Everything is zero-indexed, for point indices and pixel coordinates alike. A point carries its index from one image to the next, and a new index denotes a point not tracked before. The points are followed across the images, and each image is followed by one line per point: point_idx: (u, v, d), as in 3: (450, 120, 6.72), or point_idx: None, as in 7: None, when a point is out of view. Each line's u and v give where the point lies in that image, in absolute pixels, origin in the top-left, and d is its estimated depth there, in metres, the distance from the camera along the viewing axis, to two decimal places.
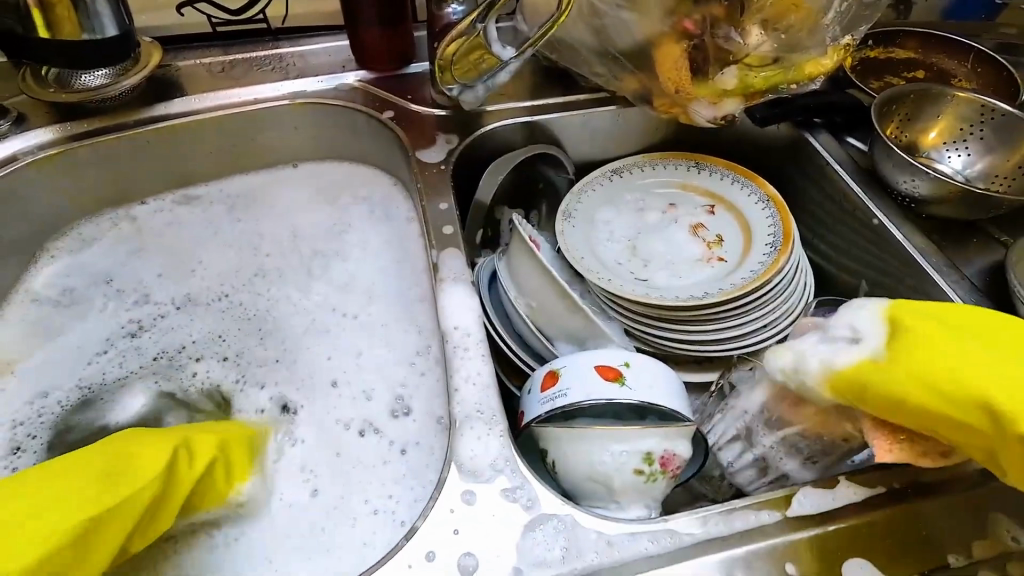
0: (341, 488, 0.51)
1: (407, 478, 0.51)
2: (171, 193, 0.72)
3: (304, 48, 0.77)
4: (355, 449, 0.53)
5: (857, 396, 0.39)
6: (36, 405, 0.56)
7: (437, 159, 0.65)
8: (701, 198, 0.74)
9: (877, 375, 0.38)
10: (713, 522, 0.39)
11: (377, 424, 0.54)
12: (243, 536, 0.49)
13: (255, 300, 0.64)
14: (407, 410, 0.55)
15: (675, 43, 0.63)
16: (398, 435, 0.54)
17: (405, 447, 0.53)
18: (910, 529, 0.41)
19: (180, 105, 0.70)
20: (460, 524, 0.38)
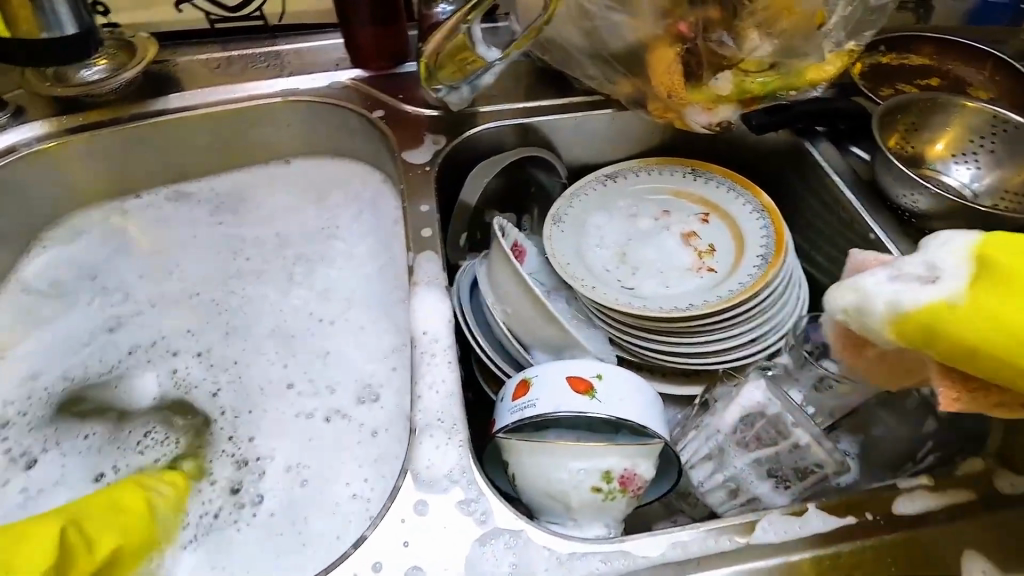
0: (314, 483, 0.51)
1: (380, 461, 0.51)
2: (164, 186, 0.73)
3: (301, 45, 0.77)
4: (324, 438, 0.53)
5: (932, 343, 0.36)
6: (18, 390, 0.57)
7: (423, 160, 0.64)
8: (696, 206, 0.72)
9: (960, 326, 0.35)
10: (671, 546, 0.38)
11: (345, 415, 0.55)
12: (211, 533, 0.49)
13: (235, 293, 0.64)
14: (375, 398, 0.55)
15: (668, 46, 0.61)
16: (368, 420, 0.54)
17: (376, 430, 0.53)
18: (881, 562, 0.39)
19: (176, 101, 0.71)
20: (410, 537, 0.38)
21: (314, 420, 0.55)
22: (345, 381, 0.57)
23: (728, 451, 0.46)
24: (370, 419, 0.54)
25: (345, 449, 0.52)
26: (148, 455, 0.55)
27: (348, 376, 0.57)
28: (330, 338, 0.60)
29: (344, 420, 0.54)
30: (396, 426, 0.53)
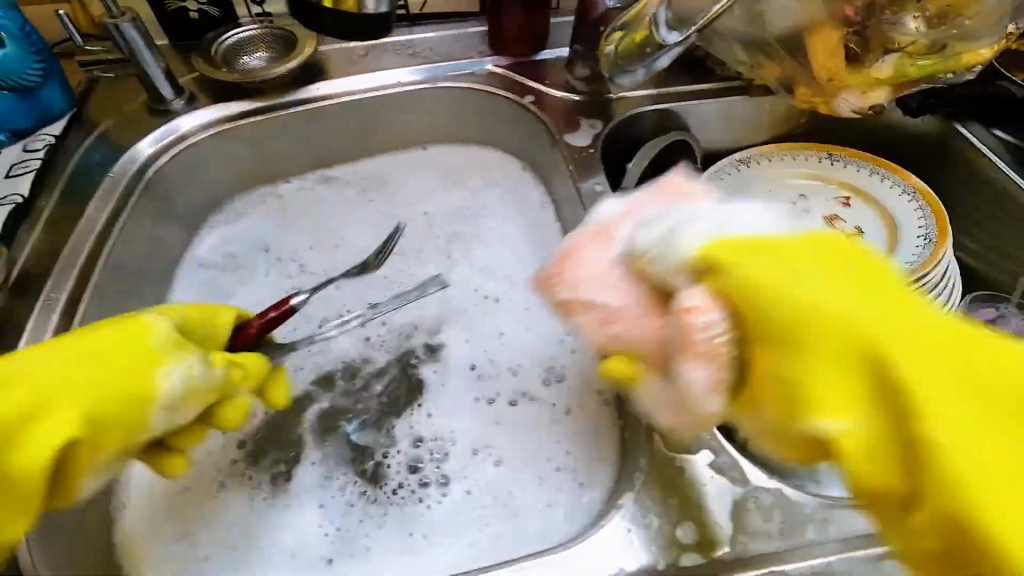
0: (515, 459, 0.52)
1: (579, 435, 0.52)
2: (311, 170, 0.76)
3: (441, 35, 0.79)
4: (517, 414, 0.54)
5: (714, 284, 0.32)
6: None
7: (584, 143, 0.65)
8: (838, 190, 0.73)
9: (742, 262, 0.31)
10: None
11: (532, 395, 0.55)
12: (427, 502, 0.51)
13: (402, 272, 0.66)
14: (561, 378, 0.56)
15: (835, 30, 0.62)
16: (558, 398, 0.55)
17: (568, 408, 0.54)
18: None
19: (329, 87, 0.73)
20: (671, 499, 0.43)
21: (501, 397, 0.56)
22: (527, 362, 0.58)
23: None
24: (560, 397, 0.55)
25: (541, 427, 0.53)
26: (339, 431, 0.56)
27: (529, 352, 0.59)
28: (499, 315, 0.62)
29: (532, 401, 0.55)
30: (587, 403, 0.55)
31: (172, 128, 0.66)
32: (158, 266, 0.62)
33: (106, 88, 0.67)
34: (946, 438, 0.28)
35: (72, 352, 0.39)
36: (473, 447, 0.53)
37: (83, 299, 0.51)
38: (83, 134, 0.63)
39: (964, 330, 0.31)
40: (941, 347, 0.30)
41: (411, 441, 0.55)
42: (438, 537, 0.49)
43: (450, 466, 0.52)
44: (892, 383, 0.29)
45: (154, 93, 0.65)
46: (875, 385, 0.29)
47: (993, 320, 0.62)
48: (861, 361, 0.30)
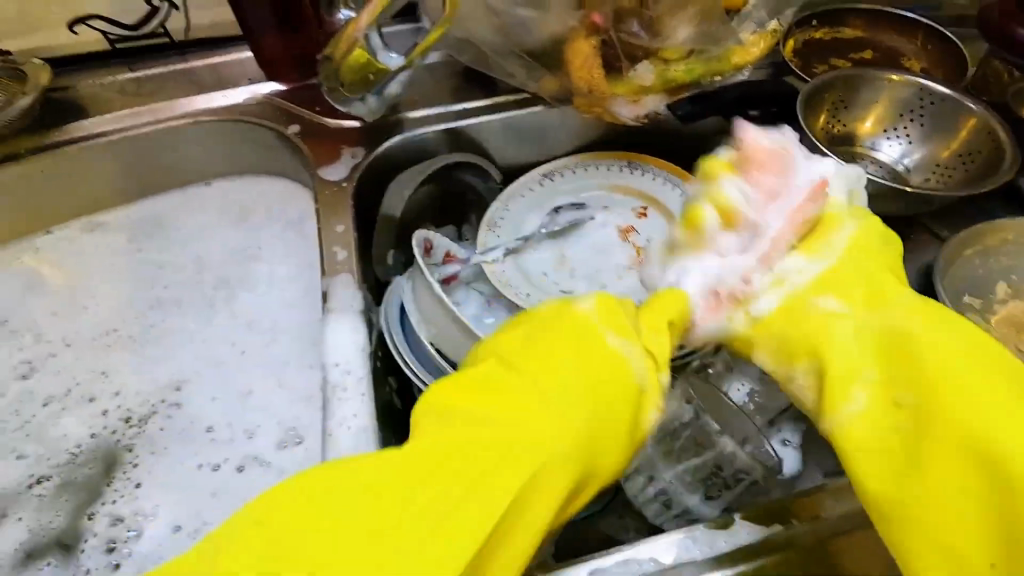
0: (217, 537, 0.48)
1: None
2: (75, 220, 0.69)
3: (211, 61, 0.73)
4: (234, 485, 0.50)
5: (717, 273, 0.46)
6: None
7: (338, 176, 0.61)
8: (634, 199, 0.71)
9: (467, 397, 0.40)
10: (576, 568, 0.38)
11: (262, 461, 0.52)
12: None
13: (149, 326, 0.61)
14: (298, 441, 0.53)
15: (584, 38, 0.59)
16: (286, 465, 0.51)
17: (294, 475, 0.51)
18: None
19: (76, 130, 0.67)
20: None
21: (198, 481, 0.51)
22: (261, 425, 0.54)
23: (658, 461, 0.44)
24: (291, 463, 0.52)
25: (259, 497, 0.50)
26: (35, 529, 0.49)
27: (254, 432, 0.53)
28: (243, 370, 0.58)
29: (260, 467, 0.51)
30: None
31: None
32: None
33: None
34: (975, 443, 0.37)
35: (301, 498, 0.34)
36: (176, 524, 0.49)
37: None
38: None
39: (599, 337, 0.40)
40: (971, 371, 0.39)
41: (122, 512, 0.50)
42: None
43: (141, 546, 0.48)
44: (967, 389, 0.39)
45: None
46: (920, 376, 0.40)
47: None
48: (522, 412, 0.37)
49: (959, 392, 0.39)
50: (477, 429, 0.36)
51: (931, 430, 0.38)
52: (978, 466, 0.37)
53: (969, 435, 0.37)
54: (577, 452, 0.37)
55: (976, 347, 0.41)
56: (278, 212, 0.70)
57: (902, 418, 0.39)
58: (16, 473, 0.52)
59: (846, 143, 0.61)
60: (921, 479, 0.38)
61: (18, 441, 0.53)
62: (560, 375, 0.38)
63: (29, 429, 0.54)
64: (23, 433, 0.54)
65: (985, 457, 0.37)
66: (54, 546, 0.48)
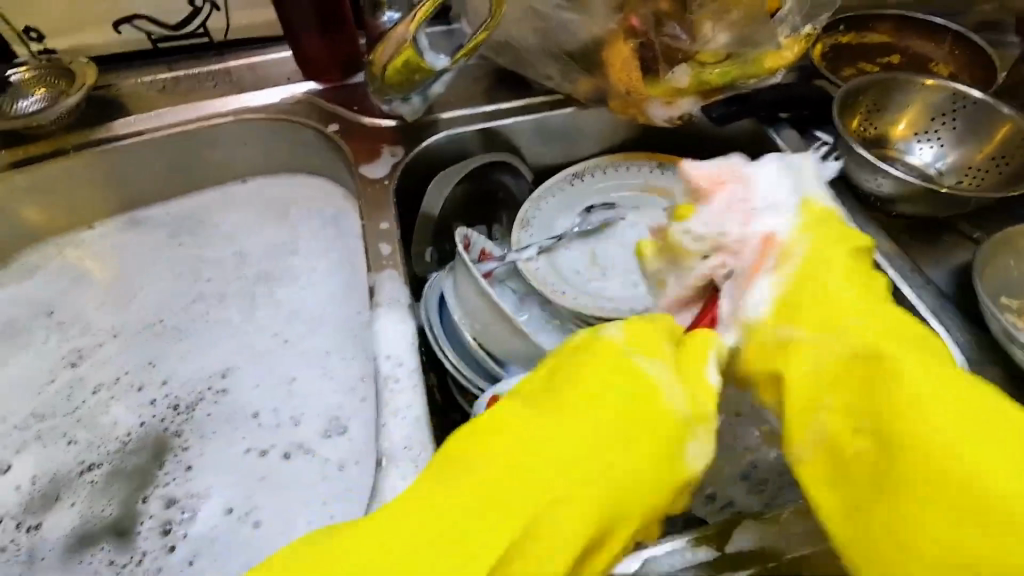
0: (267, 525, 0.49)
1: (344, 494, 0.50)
2: (115, 215, 0.70)
3: (250, 61, 0.74)
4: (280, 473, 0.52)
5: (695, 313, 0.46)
6: None
7: (380, 173, 0.62)
8: (665, 199, 0.72)
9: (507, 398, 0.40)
10: (626, 561, 0.39)
11: (308, 450, 0.53)
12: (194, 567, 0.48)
13: (194, 321, 0.63)
14: (342, 430, 0.54)
15: (623, 41, 0.60)
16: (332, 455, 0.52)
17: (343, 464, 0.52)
18: None
19: (121, 125, 0.68)
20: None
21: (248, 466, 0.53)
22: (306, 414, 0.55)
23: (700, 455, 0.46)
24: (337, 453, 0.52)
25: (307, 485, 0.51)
26: (93, 510, 0.52)
27: (299, 419, 0.55)
28: (283, 364, 0.58)
29: (306, 455, 0.52)
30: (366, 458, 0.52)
31: None
32: None
33: None
34: (930, 430, 0.34)
35: (381, 539, 0.33)
36: (229, 506, 0.51)
37: None
38: None
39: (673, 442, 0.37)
40: (945, 387, 0.36)
41: (173, 494, 0.52)
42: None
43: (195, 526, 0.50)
44: (898, 409, 0.35)
45: None
46: (871, 397, 0.37)
47: None
48: (603, 460, 0.36)
49: (874, 397, 0.36)
50: (574, 445, 0.36)
51: (820, 427, 0.37)
52: (941, 483, 0.33)
53: (894, 458, 0.35)
54: (622, 518, 0.36)
55: (949, 371, 0.37)
56: (314, 209, 0.72)
57: (865, 454, 0.36)
58: (69, 458, 0.55)
59: (879, 146, 0.62)
60: (886, 475, 0.35)
61: (72, 426, 0.56)
62: (644, 407, 0.37)
63: (81, 416, 0.57)
64: (73, 419, 0.57)
65: (954, 480, 0.33)
66: (112, 525, 0.51)
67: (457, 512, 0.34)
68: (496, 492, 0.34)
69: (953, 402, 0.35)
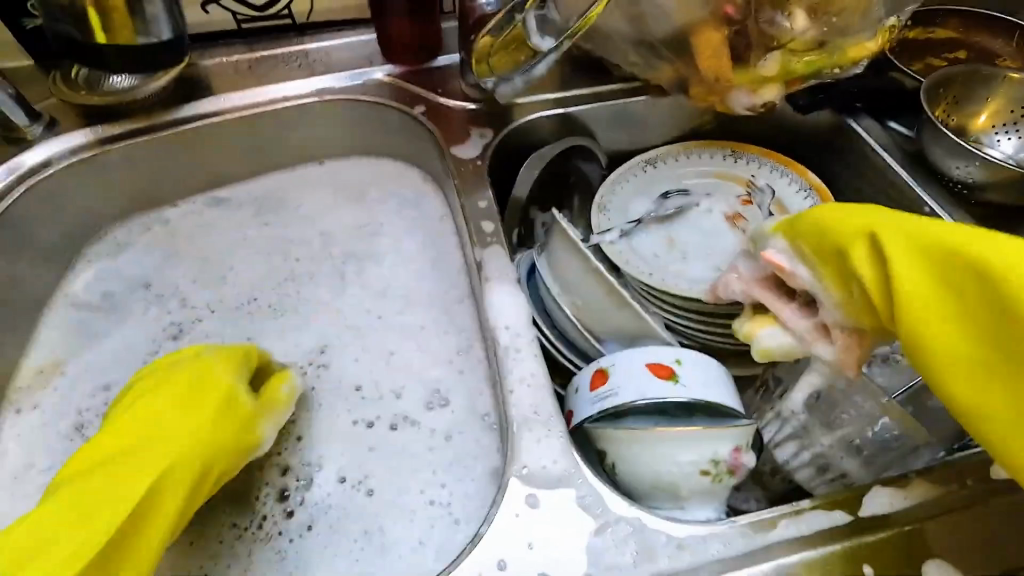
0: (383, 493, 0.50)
1: (458, 463, 0.51)
2: (199, 193, 0.71)
3: (329, 45, 0.76)
4: (391, 442, 0.53)
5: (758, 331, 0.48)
6: (95, 401, 0.57)
7: (472, 154, 0.64)
8: (741, 187, 0.72)
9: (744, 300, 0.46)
10: (785, 526, 0.39)
11: (413, 421, 0.54)
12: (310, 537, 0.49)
13: (288, 297, 0.64)
14: (445, 402, 0.55)
15: (715, 29, 0.60)
16: (438, 425, 0.54)
17: (450, 434, 0.53)
18: (964, 541, 0.40)
19: (206, 106, 0.68)
20: (534, 539, 0.38)
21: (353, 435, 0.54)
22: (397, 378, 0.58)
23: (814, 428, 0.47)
24: (441, 422, 0.54)
25: (418, 455, 0.52)
26: None
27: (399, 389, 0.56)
28: (382, 335, 0.60)
29: (412, 427, 0.54)
30: (473, 429, 0.53)
31: (18, 164, 0.61)
32: (20, 307, 0.59)
33: None
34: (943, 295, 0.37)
35: (65, 497, 0.42)
36: (342, 474, 0.51)
37: None
38: None
39: (244, 418, 0.49)
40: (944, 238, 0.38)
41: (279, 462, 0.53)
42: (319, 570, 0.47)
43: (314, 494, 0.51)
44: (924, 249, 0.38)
45: (8, 123, 0.61)
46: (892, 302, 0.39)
47: None
48: (125, 475, 0.43)
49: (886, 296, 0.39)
50: (146, 436, 0.46)
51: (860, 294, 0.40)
52: (932, 271, 0.37)
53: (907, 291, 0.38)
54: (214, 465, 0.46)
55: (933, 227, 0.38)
56: (395, 190, 0.72)
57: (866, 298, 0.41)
58: None
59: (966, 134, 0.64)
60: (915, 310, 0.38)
61: None
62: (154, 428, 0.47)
63: None
64: None
65: (973, 259, 0.36)
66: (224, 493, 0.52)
67: (59, 511, 0.41)
68: (161, 478, 0.44)
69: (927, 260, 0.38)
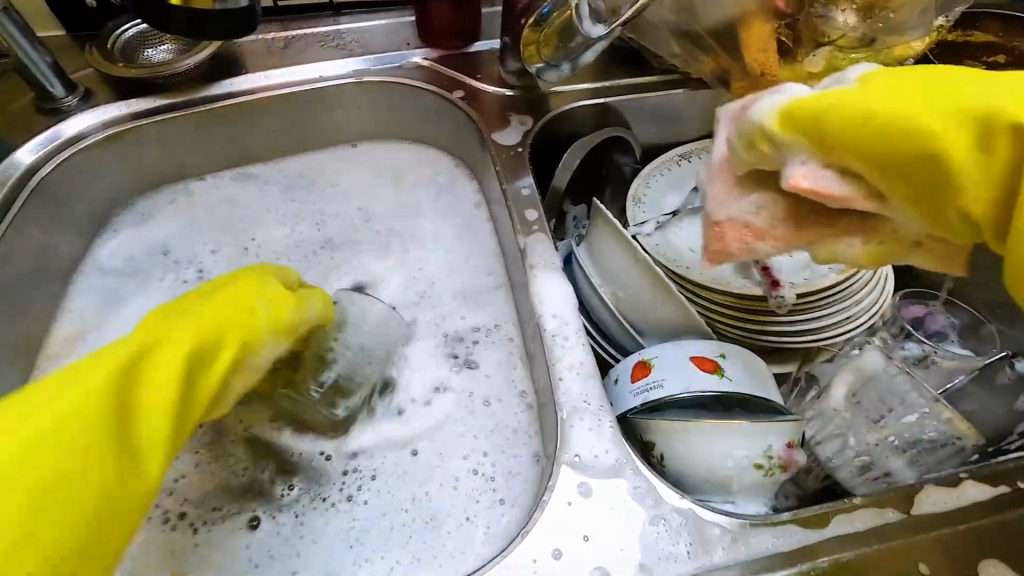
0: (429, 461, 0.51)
1: (498, 430, 0.52)
2: (229, 170, 0.70)
3: (364, 25, 0.75)
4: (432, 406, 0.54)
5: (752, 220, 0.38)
6: None
7: (513, 140, 0.64)
8: None
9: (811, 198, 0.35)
10: (836, 523, 0.40)
11: (449, 385, 0.55)
12: (361, 513, 0.49)
13: (323, 277, 0.63)
14: (475, 364, 0.56)
15: (764, 21, 0.60)
16: (477, 389, 0.55)
17: (487, 400, 0.54)
18: (1011, 543, 0.41)
19: (239, 83, 0.67)
20: (591, 531, 0.38)
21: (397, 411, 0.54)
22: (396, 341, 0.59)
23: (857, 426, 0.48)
24: (477, 393, 0.55)
25: (461, 424, 0.53)
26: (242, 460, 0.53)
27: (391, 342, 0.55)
28: (418, 317, 0.60)
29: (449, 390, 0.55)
30: (511, 415, 0.53)
31: (57, 131, 0.60)
32: (51, 277, 0.58)
33: None
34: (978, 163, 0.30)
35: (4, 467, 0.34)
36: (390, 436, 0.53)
37: None
38: None
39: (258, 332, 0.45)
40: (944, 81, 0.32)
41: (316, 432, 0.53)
42: (375, 551, 0.47)
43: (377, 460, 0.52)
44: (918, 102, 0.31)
45: (42, 91, 0.60)
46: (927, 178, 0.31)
47: (920, 318, 0.61)
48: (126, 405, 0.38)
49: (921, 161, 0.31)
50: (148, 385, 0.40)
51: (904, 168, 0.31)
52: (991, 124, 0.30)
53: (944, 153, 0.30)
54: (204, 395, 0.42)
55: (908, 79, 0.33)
56: (429, 174, 0.71)
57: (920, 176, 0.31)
58: None
59: None
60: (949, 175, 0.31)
61: None
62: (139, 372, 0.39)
63: None
64: None
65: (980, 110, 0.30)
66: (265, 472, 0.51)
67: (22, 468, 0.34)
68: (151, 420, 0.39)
69: (944, 112, 0.31)
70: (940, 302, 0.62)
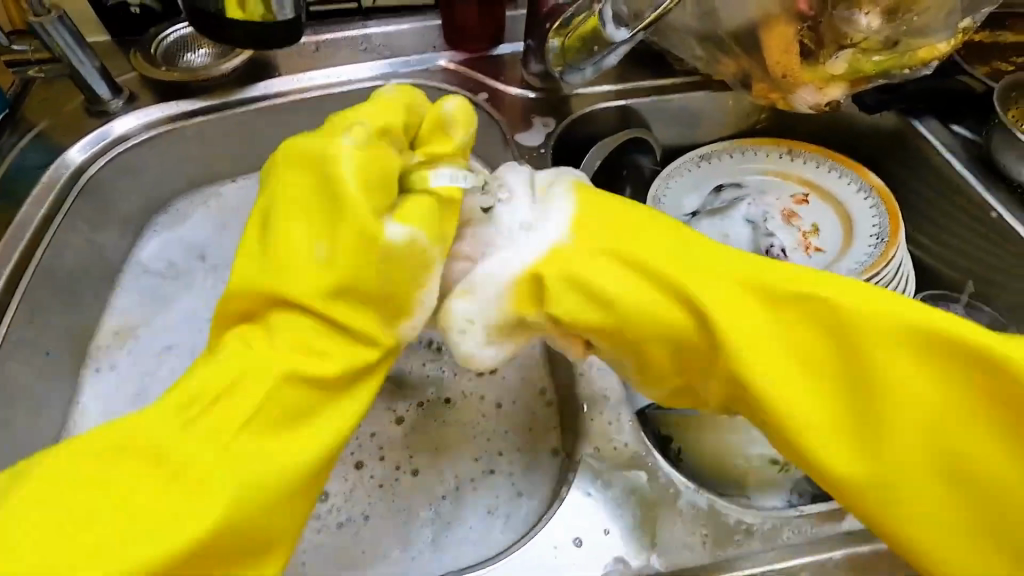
0: (445, 457, 0.52)
1: (511, 432, 0.53)
2: (260, 170, 0.72)
3: (394, 29, 0.77)
4: (447, 414, 0.54)
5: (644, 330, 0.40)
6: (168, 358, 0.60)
7: (535, 142, 0.66)
8: (796, 185, 0.71)
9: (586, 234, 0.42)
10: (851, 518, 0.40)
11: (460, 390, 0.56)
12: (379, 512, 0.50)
13: None
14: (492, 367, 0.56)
15: (787, 25, 0.60)
16: (490, 392, 0.55)
17: (501, 403, 0.55)
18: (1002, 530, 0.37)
19: (277, 86, 0.70)
20: (611, 524, 0.39)
21: (401, 396, 0.55)
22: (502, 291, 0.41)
23: None
24: (490, 391, 0.55)
25: (473, 426, 0.54)
26: None
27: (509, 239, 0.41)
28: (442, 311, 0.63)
29: (465, 397, 0.55)
30: (523, 399, 0.55)
31: (106, 131, 0.63)
32: (100, 272, 0.62)
33: (39, 89, 0.65)
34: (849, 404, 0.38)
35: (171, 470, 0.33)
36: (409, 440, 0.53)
37: (9, 312, 0.52)
38: (17, 137, 0.62)
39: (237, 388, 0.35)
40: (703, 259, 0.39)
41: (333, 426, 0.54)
42: (401, 546, 0.49)
43: (398, 458, 0.52)
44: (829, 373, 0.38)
45: (90, 94, 0.64)
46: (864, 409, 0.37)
47: None
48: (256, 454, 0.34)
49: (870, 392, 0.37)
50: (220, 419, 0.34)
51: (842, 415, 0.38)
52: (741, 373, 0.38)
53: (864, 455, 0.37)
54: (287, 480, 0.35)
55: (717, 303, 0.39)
56: None
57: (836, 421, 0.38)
58: None
59: None
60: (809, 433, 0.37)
61: None
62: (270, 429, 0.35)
63: None
64: None
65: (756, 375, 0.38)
66: None
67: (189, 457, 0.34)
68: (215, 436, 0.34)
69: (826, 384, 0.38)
70: (961, 306, 0.62)
